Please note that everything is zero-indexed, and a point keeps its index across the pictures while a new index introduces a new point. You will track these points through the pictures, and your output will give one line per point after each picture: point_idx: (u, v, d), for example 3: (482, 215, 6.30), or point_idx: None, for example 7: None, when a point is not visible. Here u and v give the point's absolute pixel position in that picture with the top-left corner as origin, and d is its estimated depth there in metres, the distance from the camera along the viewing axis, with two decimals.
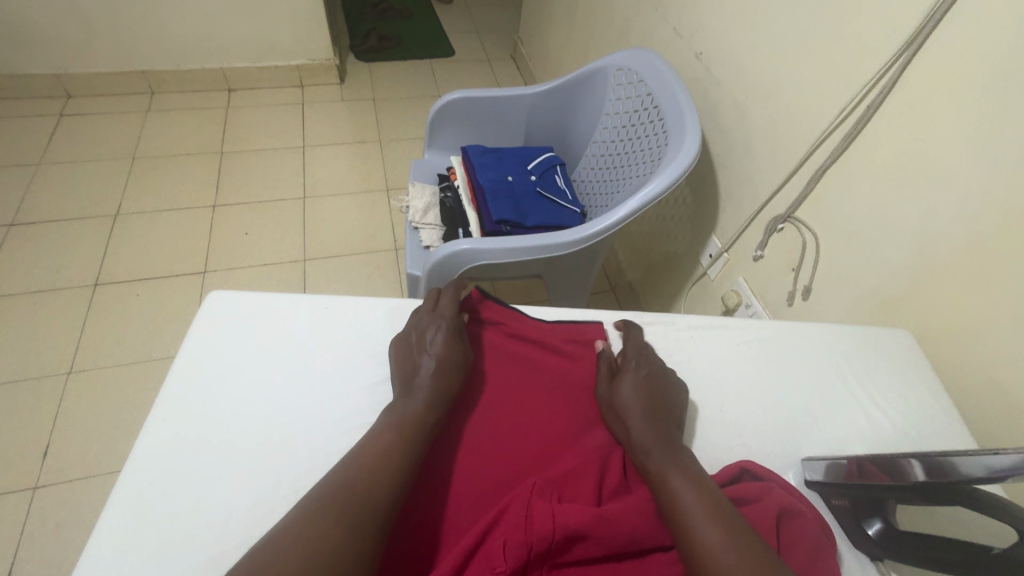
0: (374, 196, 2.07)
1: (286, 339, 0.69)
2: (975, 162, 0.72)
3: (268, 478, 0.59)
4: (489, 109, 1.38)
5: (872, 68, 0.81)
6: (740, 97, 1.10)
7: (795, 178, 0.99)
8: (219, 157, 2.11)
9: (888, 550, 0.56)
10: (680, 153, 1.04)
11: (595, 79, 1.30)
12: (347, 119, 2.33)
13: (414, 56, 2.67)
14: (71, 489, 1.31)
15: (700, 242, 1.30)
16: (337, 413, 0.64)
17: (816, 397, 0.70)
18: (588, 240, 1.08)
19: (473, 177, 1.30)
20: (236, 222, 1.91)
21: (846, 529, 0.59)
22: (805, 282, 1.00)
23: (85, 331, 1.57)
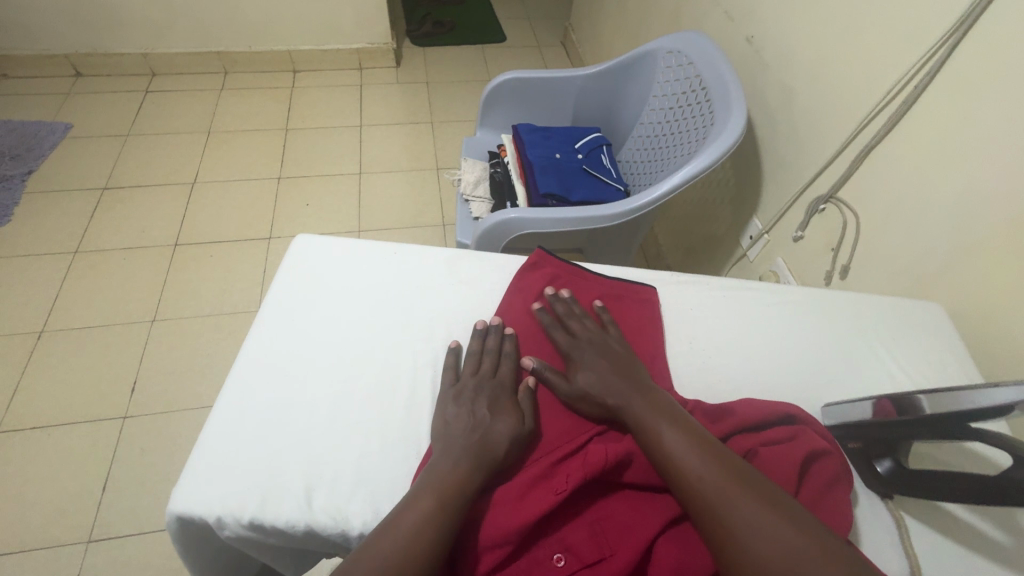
0: (425, 174, 2.17)
1: (366, 272, 0.73)
2: (1020, 144, 0.72)
3: (347, 390, 0.62)
4: (540, 89, 1.45)
5: (921, 51, 0.83)
6: (788, 80, 1.12)
7: (838, 159, 1.01)
8: (284, 133, 2.26)
9: (897, 484, 0.59)
10: (725, 132, 1.07)
11: (644, 62, 1.34)
12: (402, 101, 2.44)
13: (467, 41, 2.76)
14: (154, 421, 1.47)
15: (741, 224, 1.33)
16: (412, 342, 0.67)
17: (842, 359, 0.74)
18: (630, 213, 1.14)
19: (523, 153, 1.37)
20: (298, 194, 2.05)
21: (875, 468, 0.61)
22: (843, 262, 1.03)
23: (166, 285, 1.74)
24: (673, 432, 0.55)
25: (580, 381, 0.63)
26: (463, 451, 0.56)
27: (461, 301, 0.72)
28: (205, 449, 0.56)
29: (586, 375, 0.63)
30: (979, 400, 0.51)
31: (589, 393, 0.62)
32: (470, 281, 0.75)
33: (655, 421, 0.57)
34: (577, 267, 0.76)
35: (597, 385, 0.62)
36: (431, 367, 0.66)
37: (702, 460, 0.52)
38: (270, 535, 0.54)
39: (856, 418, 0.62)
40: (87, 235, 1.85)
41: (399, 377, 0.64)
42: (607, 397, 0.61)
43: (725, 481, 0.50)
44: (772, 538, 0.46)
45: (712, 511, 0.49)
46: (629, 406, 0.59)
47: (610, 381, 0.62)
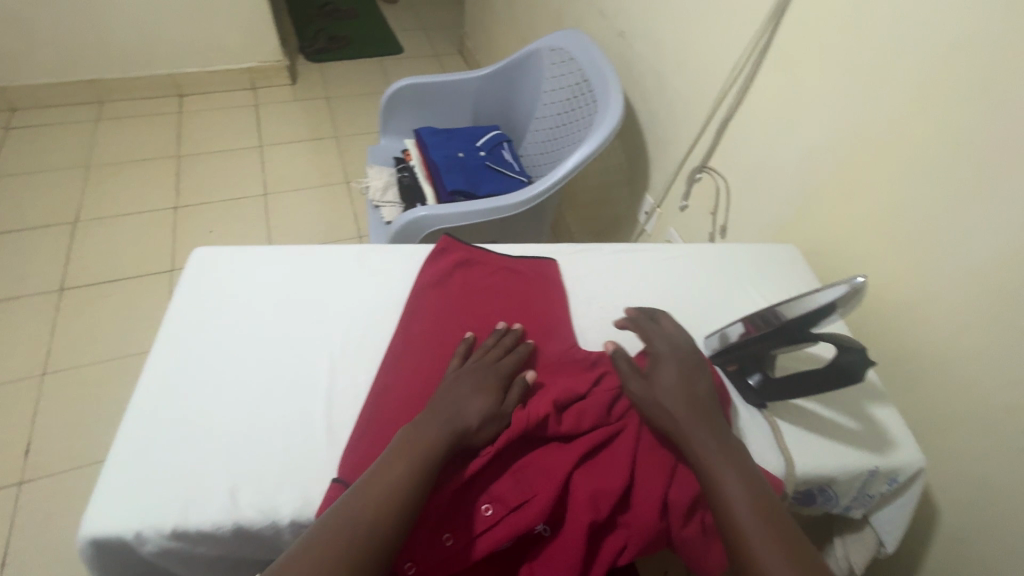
0: (335, 188, 2.14)
1: (274, 277, 0.73)
2: (837, 104, 0.87)
3: (264, 393, 0.63)
4: (438, 93, 1.49)
5: (755, 32, 0.96)
6: (658, 67, 1.24)
7: (706, 132, 1.14)
8: (177, 160, 2.14)
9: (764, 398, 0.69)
10: (607, 117, 1.17)
11: (532, 60, 1.43)
12: (303, 118, 2.39)
13: (363, 55, 2.75)
14: (58, 481, 1.34)
15: (637, 201, 1.44)
16: (327, 336, 0.69)
17: (722, 299, 0.84)
18: (533, 200, 1.21)
19: (428, 155, 1.40)
20: (200, 222, 1.95)
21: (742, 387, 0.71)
22: (722, 222, 1.15)
23: (55, 334, 1.59)
24: (736, 479, 0.55)
25: (654, 394, 0.62)
26: (437, 421, 0.57)
27: (375, 293, 0.74)
28: (115, 470, 0.55)
29: (669, 396, 0.62)
30: (813, 303, 0.61)
31: (661, 406, 0.61)
32: (380, 272, 0.77)
33: (719, 465, 0.56)
34: (482, 248, 0.80)
35: (674, 406, 0.61)
36: (348, 356, 0.67)
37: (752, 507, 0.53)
38: (196, 543, 0.54)
39: (729, 342, 0.70)
40: None
41: (317, 372, 0.65)
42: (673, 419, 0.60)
43: (767, 533, 0.51)
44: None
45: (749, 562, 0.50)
46: (696, 434, 0.59)
47: (687, 411, 0.60)
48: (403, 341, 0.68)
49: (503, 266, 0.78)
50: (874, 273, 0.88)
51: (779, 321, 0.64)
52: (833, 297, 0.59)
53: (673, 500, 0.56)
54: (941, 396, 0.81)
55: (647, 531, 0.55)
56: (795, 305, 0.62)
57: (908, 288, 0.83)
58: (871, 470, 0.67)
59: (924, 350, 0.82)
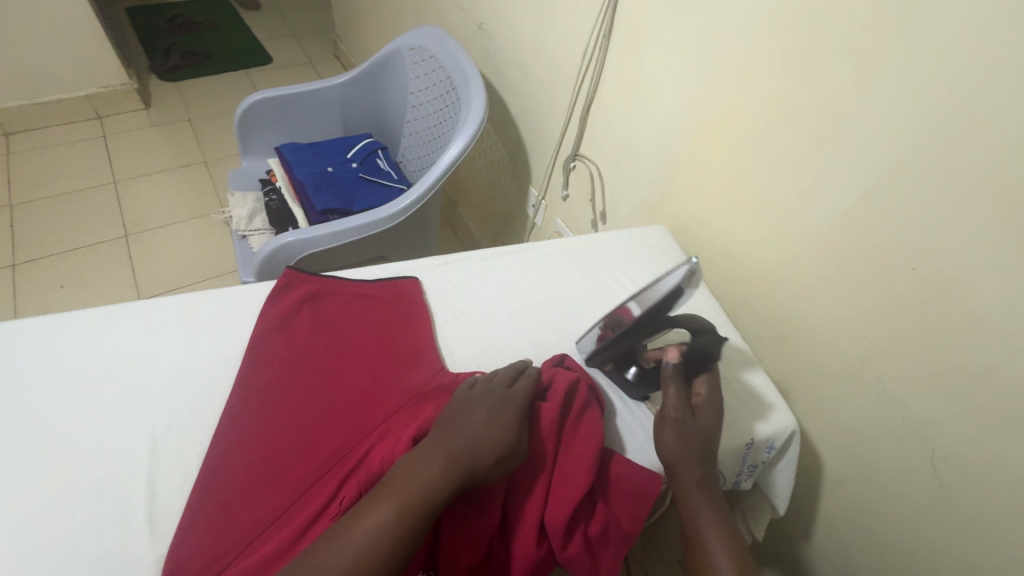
0: (209, 219, 1.95)
1: (77, 350, 0.63)
2: (681, 82, 0.87)
3: (67, 496, 0.53)
4: (297, 105, 1.38)
5: (599, 15, 0.95)
6: (519, 59, 1.21)
7: (573, 120, 1.12)
8: (9, 210, 1.85)
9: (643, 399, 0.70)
10: (470, 116, 1.12)
11: (393, 61, 1.35)
12: (162, 145, 2.15)
13: (227, 69, 2.53)
14: None
15: (524, 195, 1.41)
16: (147, 410, 0.59)
17: (600, 293, 0.81)
18: (409, 210, 1.14)
19: (293, 174, 1.29)
20: (47, 277, 1.70)
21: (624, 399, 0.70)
22: (601, 208, 1.15)
23: None
24: (713, 527, 0.59)
25: (669, 424, 0.63)
26: (450, 452, 0.53)
27: (207, 348, 0.65)
28: None
29: (687, 431, 0.62)
30: (659, 291, 0.62)
31: (669, 437, 0.63)
32: (214, 323, 0.68)
33: (702, 509, 0.60)
34: (333, 277, 0.73)
35: (680, 446, 0.62)
36: (175, 430, 0.59)
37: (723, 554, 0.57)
38: None
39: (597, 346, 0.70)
40: None
41: (135, 457, 0.56)
42: (680, 455, 0.62)
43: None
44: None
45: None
46: (691, 459, 0.62)
47: (698, 449, 0.62)
48: (243, 401, 0.60)
49: (357, 295, 0.72)
50: (740, 242, 0.90)
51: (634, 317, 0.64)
52: (677, 280, 0.60)
53: (551, 525, 0.54)
54: (812, 351, 0.84)
55: (527, 563, 0.54)
56: (644, 296, 0.63)
57: (769, 253, 0.85)
58: (747, 442, 0.68)
59: (792, 310, 0.85)
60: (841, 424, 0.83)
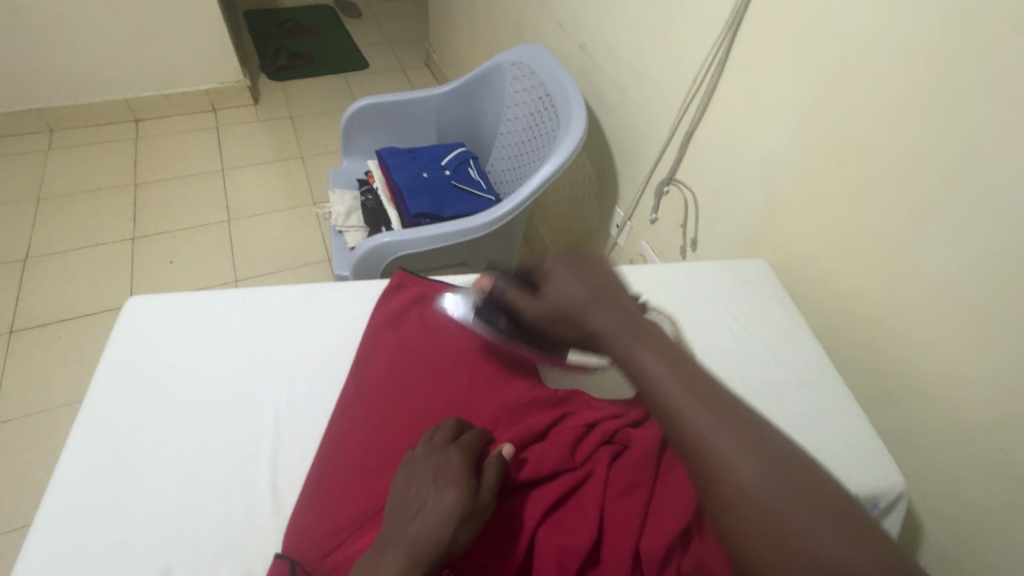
0: (301, 210, 2.08)
1: (213, 327, 0.69)
2: (796, 115, 0.85)
3: (203, 459, 0.59)
4: (399, 112, 1.45)
5: (712, 43, 0.95)
6: (619, 80, 1.22)
7: (671, 144, 1.12)
8: (133, 188, 2.06)
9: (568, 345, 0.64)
10: (569, 135, 1.14)
11: (493, 74, 1.39)
12: (266, 139, 2.33)
13: (327, 72, 2.70)
14: (7, 540, 1.25)
15: (608, 215, 1.42)
16: (272, 390, 0.65)
17: (695, 323, 0.81)
18: (500, 221, 1.17)
19: (390, 177, 1.36)
20: (159, 252, 1.87)
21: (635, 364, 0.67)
22: (692, 235, 1.13)
23: (4, 381, 1.50)
24: (669, 372, 0.51)
25: (558, 301, 0.60)
26: (453, 477, 0.53)
27: (325, 339, 0.70)
28: (34, 556, 0.52)
29: (569, 285, 0.60)
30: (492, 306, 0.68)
31: (570, 316, 0.59)
32: (330, 314, 0.73)
33: (643, 353, 0.53)
34: (443, 282, 0.77)
35: (585, 306, 0.58)
36: (295, 412, 0.64)
37: (706, 413, 0.48)
38: None
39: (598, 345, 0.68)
40: None
41: (262, 432, 0.62)
42: (593, 316, 0.57)
43: (726, 435, 0.47)
44: (763, 486, 0.45)
45: (724, 484, 0.46)
46: (592, 309, 0.57)
47: (596, 298, 0.58)
48: (358, 391, 0.65)
49: (461, 300, 0.75)
50: (846, 284, 0.86)
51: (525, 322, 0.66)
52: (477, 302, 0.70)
53: (646, 551, 0.50)
54: (921, 406, 0.79)
55: None
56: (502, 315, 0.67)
57: (880, 299, 0.81)
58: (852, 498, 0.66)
59: (900, 361, 0.81)
60: (946, 488, 0.77)
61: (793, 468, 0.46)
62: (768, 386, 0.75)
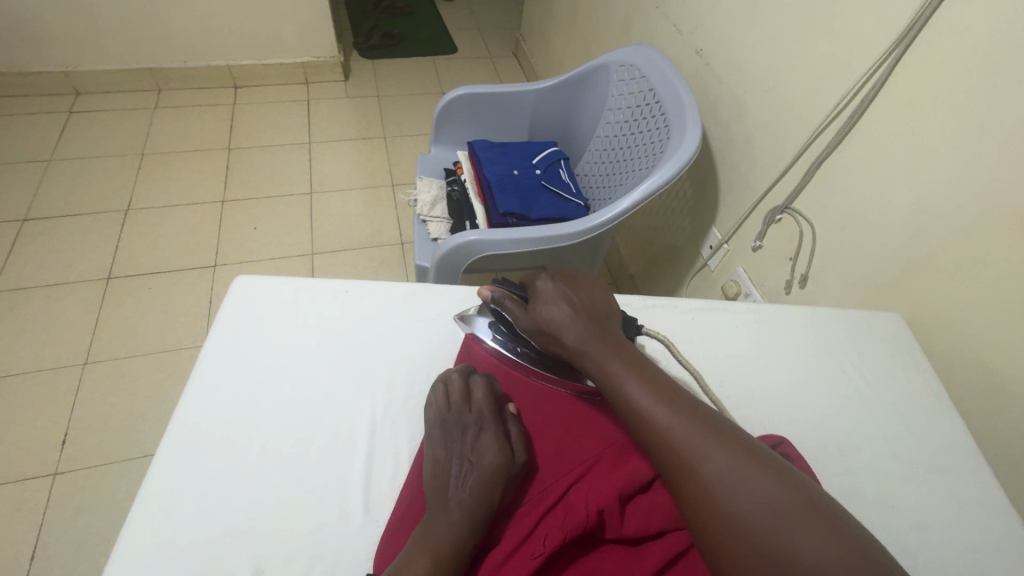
0: (379, 191, 2.10)
1: (315, 317, 0.69)
2: (966, 156, 0.74)
3: (298, 456, 0.58)
4: (495, 104, 1.42)
5: (868, 64, 0.84)
6: (738, 93, 1.13)
7: (793, 169, 1.02)
8: (226, 153, 2.14)
9: (550, 359, 0.65)
10: (680, 148, 1.07)
11: (598, 75, 1.33)
12: (352, 116, 2.36)
13: (417, 54, 2.70)
14: (89, 475, 1.33)
15: (700, 234, 1.33)
16: (368, 391, 0.64)
17: (811, 375, 0.78)
18: (593, 231, 1.12)
19: (480, 171, 1.33)
20: (245, 217, 1.94)
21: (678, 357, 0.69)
22: (802, 270, 1.04)
23: (99, 324, 1.60)
24: (639, 384, 0.56)
25: (543, 314, 0.63)
26: (489, 470, 0.54)
27: (422, 344, 0.69)
28: (136, 532, 0.52)
29: (557, 303, 0.63)
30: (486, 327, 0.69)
31: (553, 331, 0.62)
32: (428, 319, 0.71)
33: (615, 367, 0.58)
34: None
35: (567, 321, 0.62)
36: (389, 418, 0.63)
37: (666, 412, 0.53)
38: None
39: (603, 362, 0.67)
40: (5, 273, 1.68)
41: (357, 434, 0.61)
42: (571, 333, 0.61)
43: (684, 431, 0.51)
44: (723, 477, 0.47)
45: (691, 477, 0.49)
46: (575, 325, 0.61)
47: (579, 315, 0.62)
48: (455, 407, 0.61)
49: None
50: (997, 356, 0.75)
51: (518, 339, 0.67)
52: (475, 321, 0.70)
53: None
54: None
55: None
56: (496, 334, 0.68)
57: None
58: None
59: None
60: None
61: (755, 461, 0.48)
62: (893, 460, 0.71)
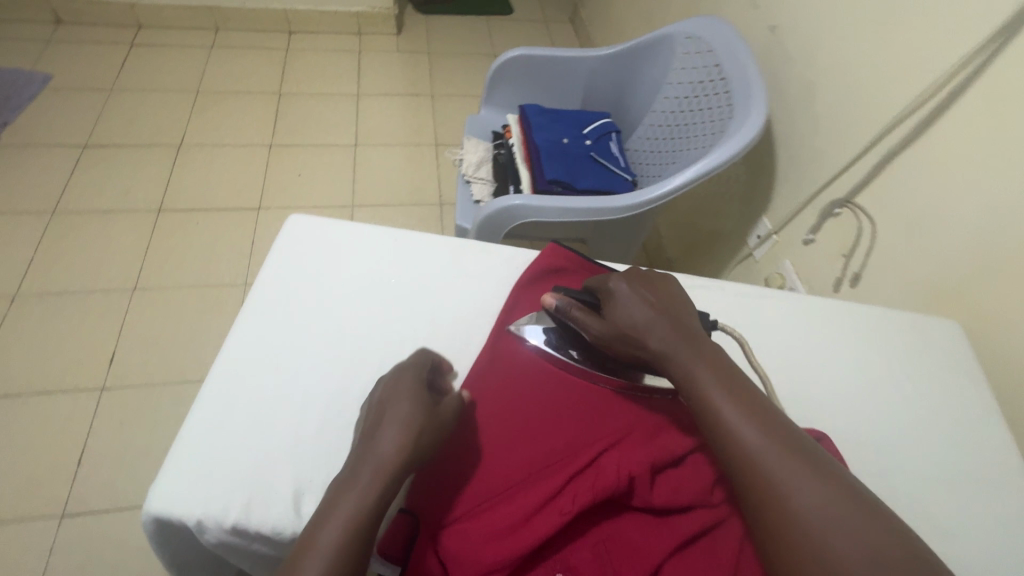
0: (423, 149, 2.09)
1: (364, 262, 0.70)
2: None
3: (341, 391, 0.60)
4: (551, 68, 1.38)
5: (963, 53, 0.78)
6: (810, 76, 1.07)
7: (861, 160, 0.97)
8: (277, 97, 2.16)
9: (615, 364, 0.62)
10: (743, 127, 1.02)
11: (661, 46, 1.28)
12: (401, 71, 2.34)
13: (472, 12, 2.64)
14: (134, 393, 1.41)
15: (749, 222, 1.29)
16: (411, 338, 0.65)
17: (856, 372, 0.76)
18: (640, 207, 1.09)
19: (529, 136, 1.31)
20: (290, 163, 1.97)
21: (751, 361, 0.65)
22: (855, 269, 1.00)
23: (149, 253, 1.67)
24: (730, 400, 0.52)
25: (624, 319, 0.59)
26: (411, 419, 0.52)
27: (467, 299, 0.70)
28: (186, 444, 0.54)
29: (635, 305, 0.59)
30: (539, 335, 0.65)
31: (632, 337, 0.58)
32: (473, 275, 0.72)
33: (704, 376, 0.54)
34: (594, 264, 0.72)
35: (649, 325, 0.58)
36: None
37: (761, 436, 0.50)
38: (253, 540, 0.52)
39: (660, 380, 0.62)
40: (66, 195, 1.76)
41: None
42: (657, 338, 0.57)
43: (783, 459, 0.48)
44: (820, 509, 0.45)
45: (779, 502, 0.46)
46: (659, 329, 0.57)
47: (661, 317, 0.58)
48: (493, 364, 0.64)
49: None
50: None
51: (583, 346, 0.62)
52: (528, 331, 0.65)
53: None
54: None
55: None
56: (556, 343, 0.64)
57: None
58: None
59: None
60: None
61: (856, 498, 0.46)
62: (931, 469, 0.69)
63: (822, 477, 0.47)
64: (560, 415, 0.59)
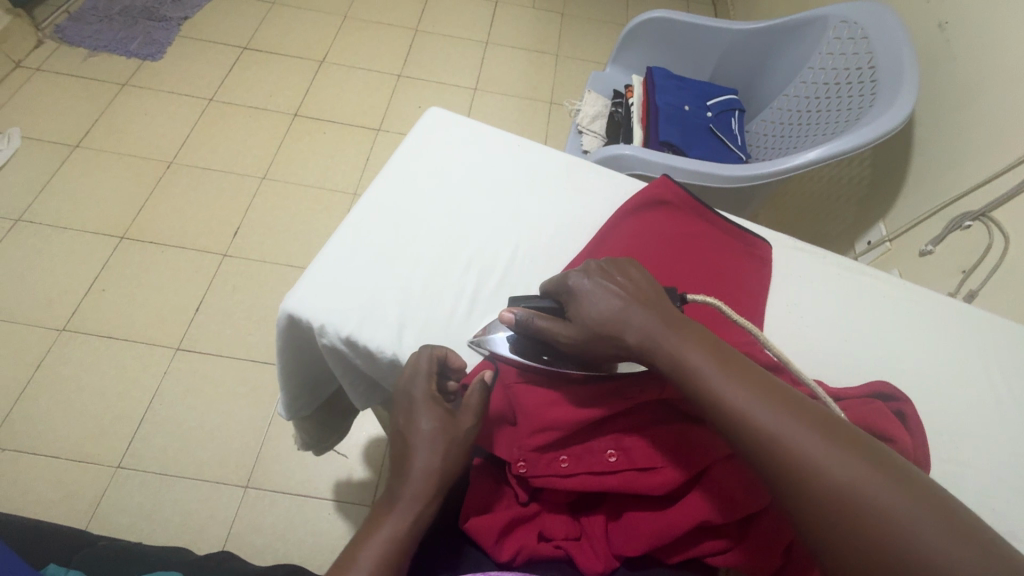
0: (536, 104, 2.14)
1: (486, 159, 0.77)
2: None
3: (447, 258, 0.68)
4: (687, 36, 1.37)
5: None
6: (972, 78, 0.99)
7: (1010, 173, 0.90)
8: (412, 33, 2.28)
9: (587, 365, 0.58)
10: (881, 119, 0.97)
11: (812, 28, 1.22)
12: (532, 27, 2.38)
13: None
14: (248, 266, 1.61)
15: (863, 226, 1.24)
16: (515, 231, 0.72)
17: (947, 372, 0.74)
18: (749, 181, 1.07)
19: (650, 97, 1.31)
20: (413, 96, 2.09)
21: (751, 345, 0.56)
22: (972, 287, 0.94)
23: (279, 150, 1.86)
24: (730, 379, 0.46)
25: (589, 318, 0.54)
26: (445, 432, 0.53)
27: (571, 211, 0.75)
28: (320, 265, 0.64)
29: (601, 295, 0.54)
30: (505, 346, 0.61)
31: (604, 332, 0.53)
32: (581, 191, 0.77)
33: (692, 356, 0.49)
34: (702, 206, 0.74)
35: (622, 315, 0.53)
36: (526, 260, 0.70)
37: (772, 415, 0.44)
38: (357, 354, 0.62)
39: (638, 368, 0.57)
40: (222, 88, 1.99)
41: (498, 259, 0.69)
42: (632, 330, 0.52)
43: (808, 439, 0.42)
44: (861, 487, 0.39)
45: (808, 493, 0.41)
46: (632, 317, 0.52)
47: (634, 302, 0.53)
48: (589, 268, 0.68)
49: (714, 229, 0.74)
50: None
51: (553, 355, 0.58)
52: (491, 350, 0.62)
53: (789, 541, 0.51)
54: None
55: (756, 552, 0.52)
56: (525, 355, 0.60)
57: None
58: None
59: None
60: None
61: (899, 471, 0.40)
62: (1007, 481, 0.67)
63: (848, 455, 0.41)
64: (532, 409, 0.57)
